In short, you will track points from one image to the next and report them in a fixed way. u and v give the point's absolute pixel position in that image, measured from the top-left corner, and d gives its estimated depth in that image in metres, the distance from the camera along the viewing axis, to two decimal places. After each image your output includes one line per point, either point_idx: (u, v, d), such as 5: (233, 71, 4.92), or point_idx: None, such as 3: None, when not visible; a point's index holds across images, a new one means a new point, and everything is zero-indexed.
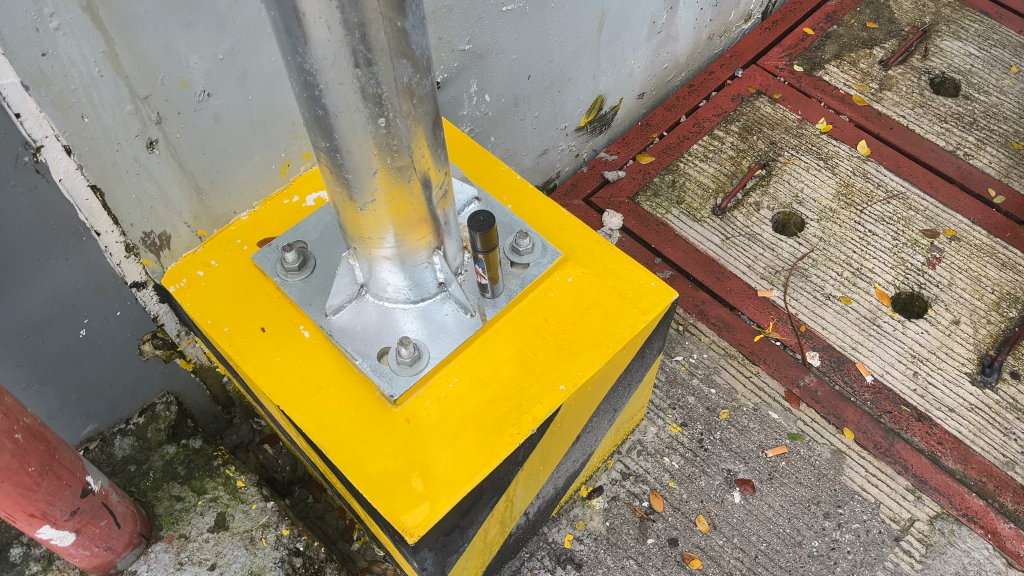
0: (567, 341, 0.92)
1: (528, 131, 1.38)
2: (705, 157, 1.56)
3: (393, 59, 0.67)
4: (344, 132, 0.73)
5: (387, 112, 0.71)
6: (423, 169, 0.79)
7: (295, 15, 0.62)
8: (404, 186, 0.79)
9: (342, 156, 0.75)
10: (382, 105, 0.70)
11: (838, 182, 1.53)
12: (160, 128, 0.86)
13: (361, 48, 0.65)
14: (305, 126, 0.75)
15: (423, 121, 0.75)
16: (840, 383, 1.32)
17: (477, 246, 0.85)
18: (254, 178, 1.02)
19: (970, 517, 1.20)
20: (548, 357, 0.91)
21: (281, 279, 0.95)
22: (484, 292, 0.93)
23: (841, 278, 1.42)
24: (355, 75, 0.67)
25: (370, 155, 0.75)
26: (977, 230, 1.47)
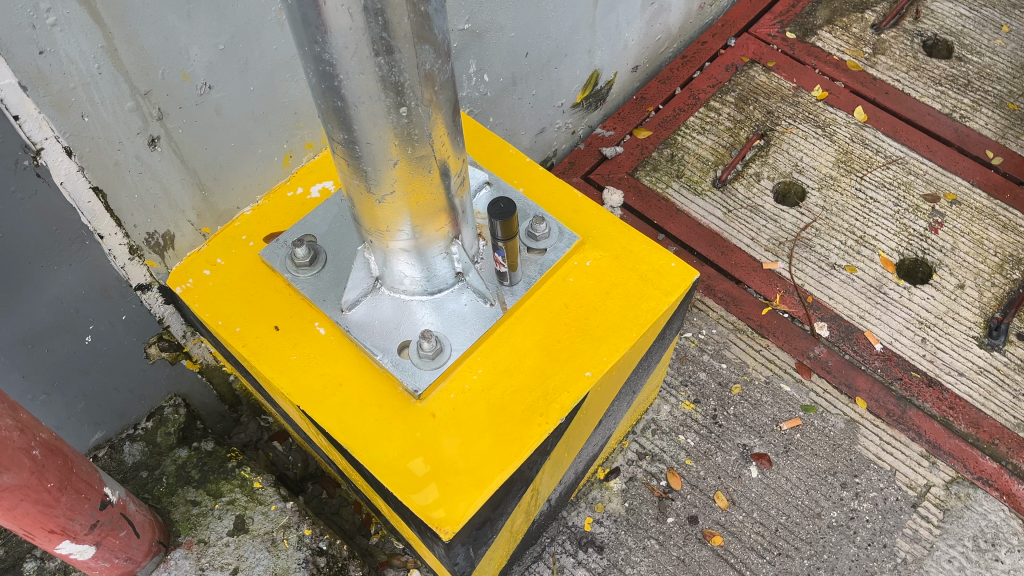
0: (590, 326, 0.91)
1: (526, 110, 1.35)
2: (702, 129, 1.55)
3: (415, 45, 0.64)
4: (363, 123, 0.70)
5: (409, 101, 0.69)
6: (441, 159, 0.77)
7: (315, 3, 0.59)
8: (423, 177, 0.77)
9: (360, 148, 0.73)
10: (403, 94, 0.68)
11: (837, 150, 1.52)
12: (162, 124, 0.82)
13: (383, 36, 0.62)
14: (321, 118, 0.72)
15: (442, 108, 0.73)
16: (850, 352, 1.31)
17: (497, 234, 0.83)
18: (257, 171, 0.99)
19: (985, 480, 1.21)
20: (572, 344, 0.90)
21: (292, 275, 0.92)
22: (502, 280, 0.91)
23: (845, 247, 1.41)
24: (376, 64, 0.64)
25: (390, 146, 0.72)
26: (977, 193, 1.47)
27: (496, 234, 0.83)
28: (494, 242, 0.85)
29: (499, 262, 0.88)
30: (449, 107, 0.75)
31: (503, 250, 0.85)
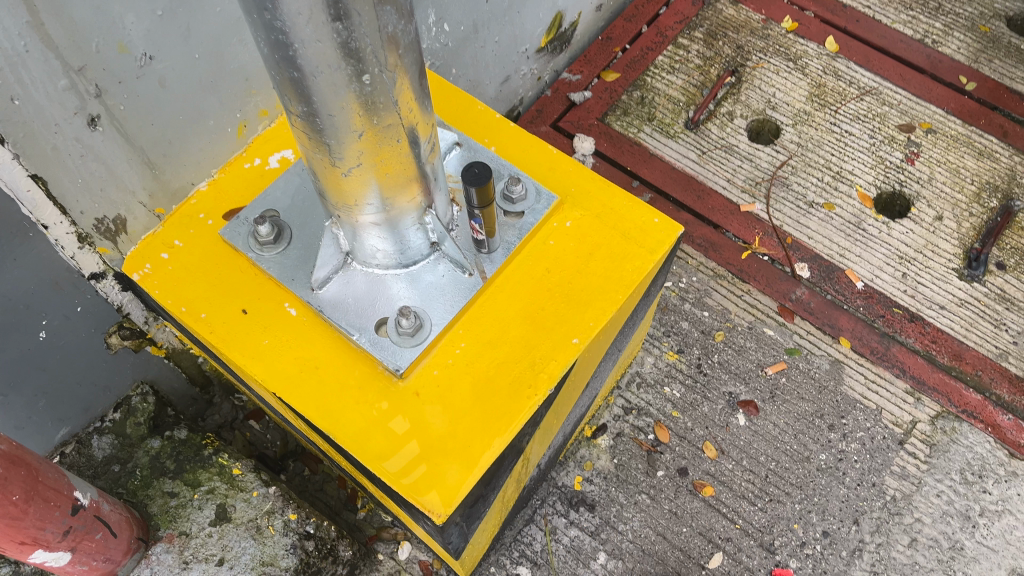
0: (574, 291, 0.87)
1: (489, 58, 1.29)
2: (672, 69, 1.50)
3: (375, 6, 0.59)
4: (323, 94, 0.64)
5: (372, 67, 0.63)
6: (412, 123, 0.72)
7: None
8: (395, 144, 0.72)
9: (321, 122, 0.67)
10: (364, 60, 0.62)
11: (810, 83, 1.48)
12: (101, 102, 0.76)
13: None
14: (276, 90, 0.66)
15: (406, 72, 0.67)
16: (831, 293, 1.30)
17: (473, 201, 0.79)
18: (210, 143, 0.92)
19: (970, 412, 1.21)
20: (557, 310, 0.86)
21: (256, 255, 0.87)
22: (479, 248, 0.87)
23: (822, 184, 1.39)
24: (333, 30, 0.58)
25: (354, 118, 0.67)
26: (952, 120, 1.44)
27: (472, 201, 0.78)
28: (470, 210, 0.80)
29: (476, 229, 0.83)
30: (415, 67, 0.69)
31: (480, 218, 0.81)
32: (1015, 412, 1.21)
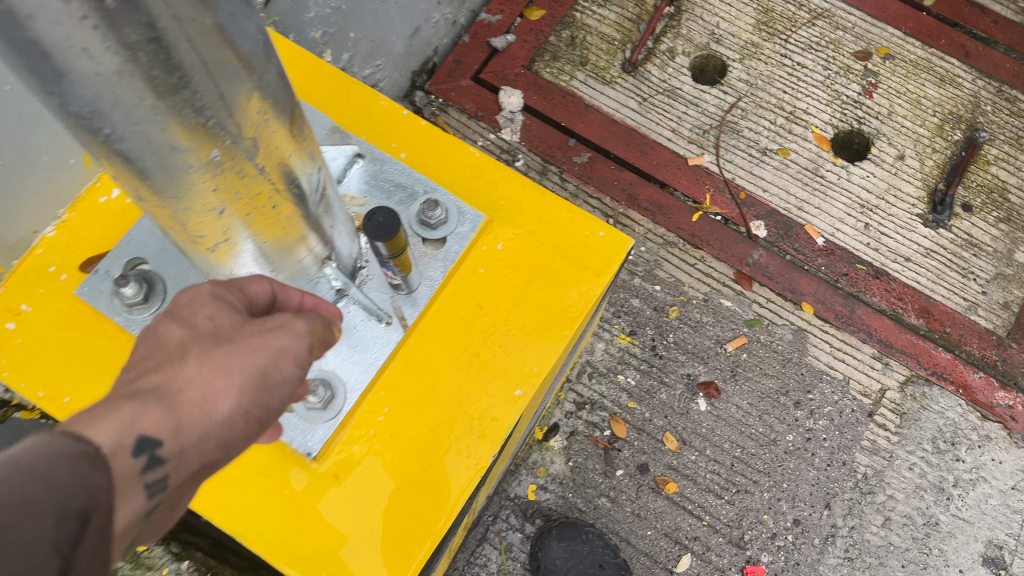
0: (512, 329, 0.74)
1: (393, 12, 1.10)
2: (603, 1, 1.32)
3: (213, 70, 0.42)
4: (164, 178, 0.47)
5: (227, 136, 0.47)
6: (292, 175, 0.56)
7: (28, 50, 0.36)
8: (274, 205, 0.56)
9: (169, 204, 0.50)
10: (212, 133, 0.46)
11: (757, 9, 1.33)
12: None
13: (159, 72, 0.40)
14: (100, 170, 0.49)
15: (275, 123, 0.51)
16: (791, 252, 1.19)
17: (381, 251, 0.64)
18: (50, 179, 0.76)
19: (940, 374, 1.13)
20: (493, 356, 0.73)
21: (126, 317, 0.70)
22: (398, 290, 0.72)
23: (775, 127, 1.25)
24: (159, 110, 0.42)
25: (212, 196, 0.50)
26: (910, 43, 1.31)
27: (379, 251, 0.64)
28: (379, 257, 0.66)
29: (391, 275, 0.69)
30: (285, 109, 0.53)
31: (393, 266, 0.67)
32: (986, 369, 1.14)
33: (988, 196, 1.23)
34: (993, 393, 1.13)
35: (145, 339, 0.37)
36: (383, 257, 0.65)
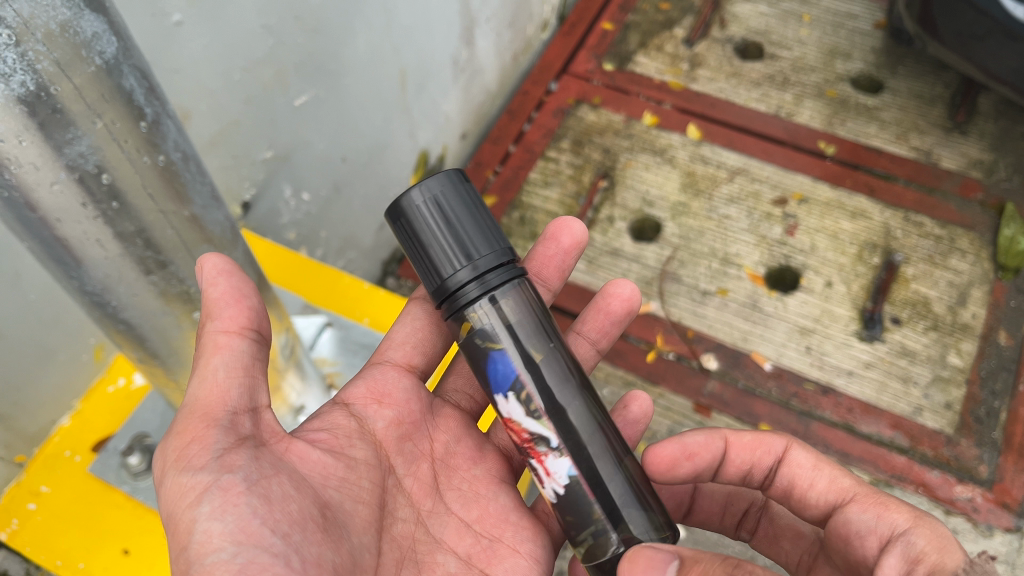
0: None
1: (359, 212, 1.27)
2: (546, 184, 1.51)
3: (35, 63, 0.41)
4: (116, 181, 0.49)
5: (117, 112, 0.47)
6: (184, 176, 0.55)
7: None
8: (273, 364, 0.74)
9: (122, 210, 0.51)
10: (66, 78, 0.43)
11: (681, 173, 1.51)
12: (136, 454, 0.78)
13: (32, 97, 0.42)
14: (69, 210, 0.49)
15: (151, 109, 0.50)
16: (743, 379, 1.29)
17: (516, 286, 0.66)
18: (66, 380, 0.85)
19: (898, 476, 1.20)
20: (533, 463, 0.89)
21: (130, 485, 0.82)
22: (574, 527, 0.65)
23: (712, 271, 1.39)
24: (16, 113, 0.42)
25: (141, 173, 0.51)
26: (820, 187, 1.49)
27: (512, 286, 0.66)
28: (473, 277, 0.65)
29: (540, 469, 0.64)
30: (239, 244, 0.66)
31: (538, 425, 0.63)
32: (942, 467, 1.20)
33: (913, 308, 1.34)
34: (951, 488, 1.19)
35: None
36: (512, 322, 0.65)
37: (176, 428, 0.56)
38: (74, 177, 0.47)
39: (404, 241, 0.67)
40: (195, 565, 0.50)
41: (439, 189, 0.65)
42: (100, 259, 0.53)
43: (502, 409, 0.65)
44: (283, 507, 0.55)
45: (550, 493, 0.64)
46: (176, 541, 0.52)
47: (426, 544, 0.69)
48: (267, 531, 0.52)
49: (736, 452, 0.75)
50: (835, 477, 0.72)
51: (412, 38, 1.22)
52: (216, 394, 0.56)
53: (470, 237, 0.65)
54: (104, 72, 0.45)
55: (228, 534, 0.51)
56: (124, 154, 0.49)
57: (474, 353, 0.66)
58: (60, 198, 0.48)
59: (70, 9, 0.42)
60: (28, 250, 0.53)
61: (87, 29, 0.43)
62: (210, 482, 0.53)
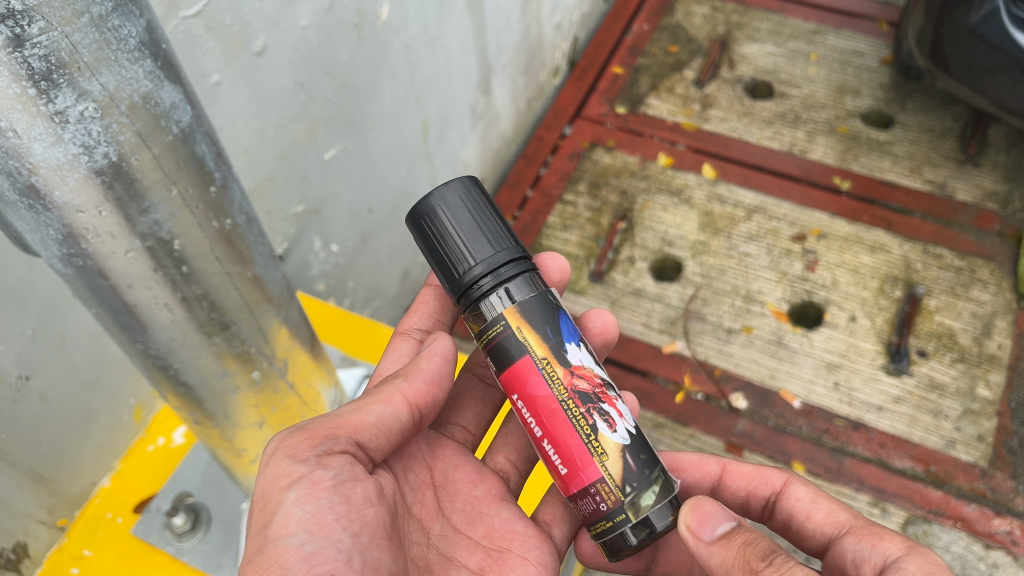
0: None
1: (384, 261, 1.28)
2: (565, 227, 1.51)
3: (117, 136, 0.42)
4: (186, 247, 0.50)
5: (189, 180, 0.48)
6: (245, 237, 0.56)
7: (45, 189, 0.42)
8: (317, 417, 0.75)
9: (191, 276, 0.51)
10: (147, 148, 0.44)
11: (699, 213, 1.52)
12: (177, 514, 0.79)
13: (112, 169, 0.43)
14: (141, 278, 0.49)
15: (217, 176, 0.51)
16: (773, 417, 1.28)
17: (528, 281, 0.66)
18: (107, 440, 0.85)
19: (936, 511, 1.18)
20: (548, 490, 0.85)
21: (175, 547, 0.80)
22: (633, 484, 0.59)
23: (735, 309, 1.40)
24: (96, 184, 0.43)
25: (207, 238, 0.51)
26: (838, 222, 1.50)
27: (524, 281, 0.65)
28: (485, 271, 0.65)
29: (613, 412, 0.61)
30: (294, 302, 0.67)
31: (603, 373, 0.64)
32: (979, 500, 1.19)
33: (939, 340, 1.34)
34: (989, 522, 1.17)
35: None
36: (545, 297, 0.64)
37: (313, 426, 0.60)
38: (146, 245, 0.47)
39: (425, 242, 0.68)
40: (268, 544, 0.53)
41: (457, 194, 0.67)
42: (166, 323, 0.53)
43: (571, 357, 0.62)
44: (359, 512, 0.57)
45: (624, 435, 0.61)
46: (259, 516, 0.56)
47: (441, 563, 0.69)
48: (340, 527, 0.55)
49: (733, 479, 0.79)
50: (833, 510, 0.69)
51: (435, 89, 1.24)
52: (356, 417, 0.62)
53: (484, 235, 0.66)
54: (180, 140, 0.46)
55: (303, 522, 0.54)
56: (194, 220, 0.49)
57: (536, 311, 0.63)
58: (133, 266, 0.48)
59: (152, 80, 0.43)
60: (93, 317, 0.53)
61: (165, 100, 0.44)
62: (304, 473, 0.56)
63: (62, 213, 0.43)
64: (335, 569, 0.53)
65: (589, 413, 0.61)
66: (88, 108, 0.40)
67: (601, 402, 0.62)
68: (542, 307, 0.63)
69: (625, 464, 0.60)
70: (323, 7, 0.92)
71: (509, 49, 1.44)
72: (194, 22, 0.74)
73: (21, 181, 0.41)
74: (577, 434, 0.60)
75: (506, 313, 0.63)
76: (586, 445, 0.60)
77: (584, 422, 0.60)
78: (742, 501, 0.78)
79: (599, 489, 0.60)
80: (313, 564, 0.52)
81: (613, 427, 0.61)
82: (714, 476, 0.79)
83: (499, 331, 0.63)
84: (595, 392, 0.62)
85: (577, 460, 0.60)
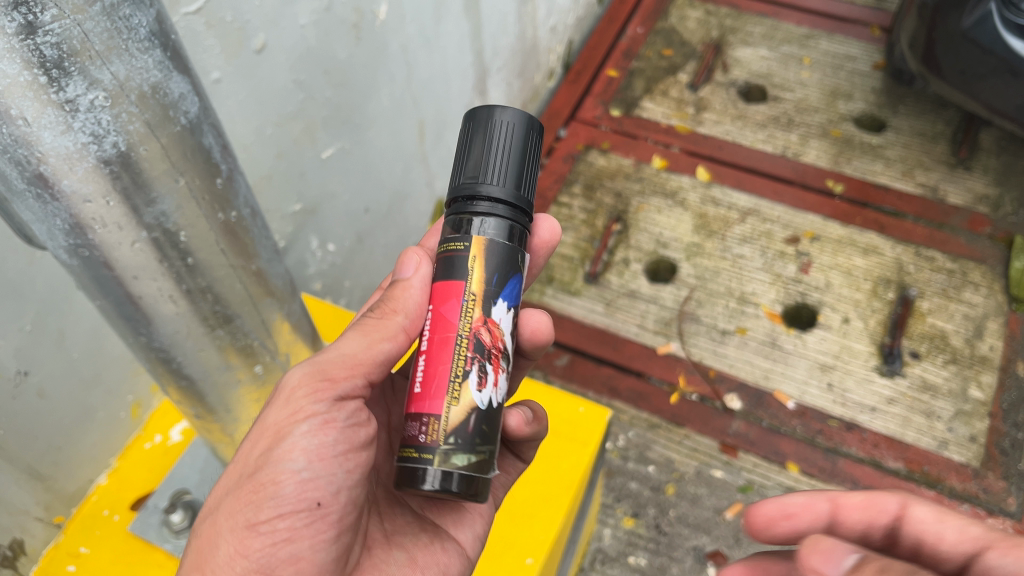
0: (557, 454, 0.87)
1: (380, 261, 1.28)
2: (560, 228, 1.52)
3: (127, 125, 0.42)
4: (190, 240, 0.50)
5: (196, 172, 0.48)
6: (248, 231, 0.56)
7: (53, 179, 0.42)
8: None
9: (195, 269, 0.52)
10: (155, 139, 0.44)
11: (693, 215, 1.53)
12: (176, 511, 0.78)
13: (120, 160, 0.43)
14: (146, 270, 0.49)
15: (223, 167, 0.51)
16: (767, 418, 1.29)
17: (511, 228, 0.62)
18: (105, 437, 0.85)
19: None
20: (553, 504, 0.83)
21: (173, 544, 0.79)
22: (467, 442, 0.58)
23: (729, 310, 1.40)
24: (103, 175, 0.43)
25: (211, 230, 0.51)
26: (831, 224, 1.51)
27: (505, 226, 0.62)
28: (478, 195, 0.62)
29: (490, 376, 0.60)
30: (296, 296, 0.67)
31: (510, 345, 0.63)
32: (971, 500, 1.20)
33: (931, 342, 1.35)
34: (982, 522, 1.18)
35: (235, 495, 0.56)
36: (516, 252, 0.62)
37: (333, 358, 0.61)
38: (152, 237, 0.47)
39: (463, 143, 0.65)
40: (270, 464, 0.56)
41: (508, 121, 0.64)
42: (170, 316, 0.53)
43: (495, 312, 0.61)
44: (357, 453, 0.60)
45: (483, 400, 0.60)
46: (263, 434, 0.59)
47: (388, 501, 0.70)
48: (339, 464, 0.59)
49: (847, 515, 0.68)
50: (966, 527, 0.62)
51: (431, 89, 1.24)
52: (367, 354, 0.63)
53: (499, 166, 0.63)
54: (188, 132, 0.46)
55: (307, 452, 0.57)
56: (200, 212, 0.50)
57: (496, 251, 0.61)
58: (138, 257, 0.48)
59: (162, 70, 0.43)
60: (97, 309, 0.53)
61: (174, 91, 0.44)
62: (322, 413, 0.58)
63: (69, 203, 0.43)
64: (323, 501, 0.57)
65: (471, 362, 0.60)
66: (98, 97, 0.40)
67: (488, 363, 0.60)
68: (506, 252, 0.61)
69: (464, 420, 0.59)
70: (322, 6, 0.92)
71: (505, 51, 1.44)
72: (195, 18, 0.74)
73: (29, 170, 0.41)
74: (449, 368, 0.59)
75: (474, 239, 0.61)
76: (448, 383, 0.59)
77: (461, 366, 0.60)
78: (860, 535, 0.68)
79: (431, 423, 0.59)
80: (305, 497, 0.56)
81: (481, 386, 0.60)
82: (825, 516, 0.67)
83: (458, 249, 0.61)
84: (490, 353, 0.61)
85: (433, 388, 0.59)
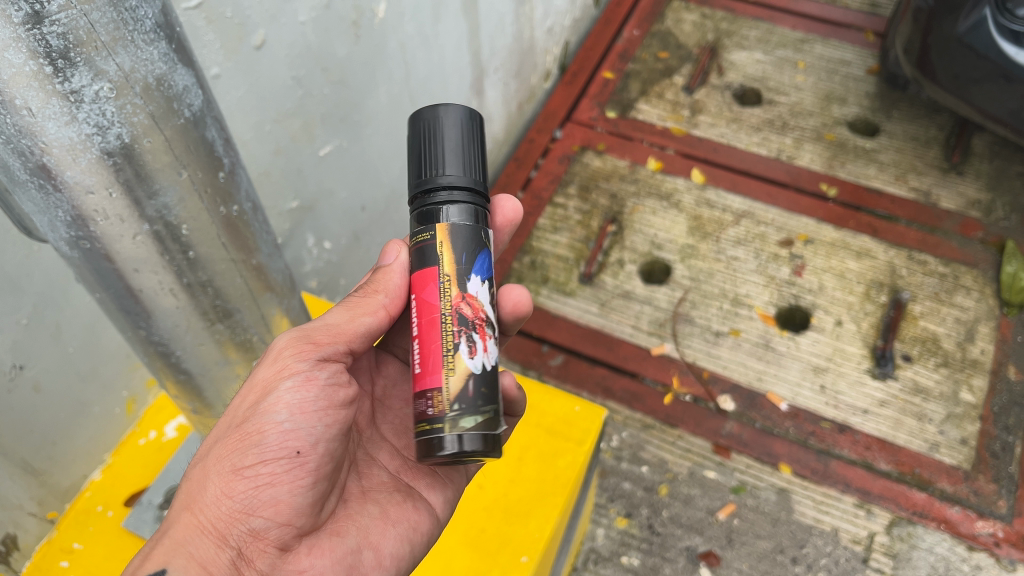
0: (552, 452, 0.87)
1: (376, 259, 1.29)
2: (555, 229, 1.52)
3: (130, 117, 0.42)
4: (191, 233, 0.50)
5: (199, 165, 0.48)
6: (249, 225, 0.56)
7: (55, 169, 0.42)
8: None
9: (196, 262, 0.52)
10: (159, 131, 0.44)
11: (688, 217, 1.54)
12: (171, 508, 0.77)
13: (122, 151, 0.43)
14: (146, 262, 0.49)
15: (225, 160, 0.51)
16: (760, 420, 1.29)
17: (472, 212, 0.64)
18: (98, 432, 0.85)
19: (920, 513, 1.19)
20: (546, 501, 0.83)
21: None
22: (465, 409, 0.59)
23: (723, 312, 1.41)
24: (106, 166, 0.43)
25: (212, 222, 0.51)
26: (824, 228, 1.52)
27: (468, 210, 0.63)
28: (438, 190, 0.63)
29: (479, 342, 0.61)
30: (295, 292, 0.67)
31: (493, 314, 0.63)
32: (962, 502, 1.20)
33: (923, 345, 1.36)
34: (973, 524, 1.19)
35: (222, 445, 0.58)
36: (480, 230, 0.63)
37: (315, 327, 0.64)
38: (154, 229, 0.47)
39: (412, 147, 0.66)
40: (255, 415, 0.59)
41: (445, 118, 0.65)
42: (170, 309, 0.53)
43: (471, 285, 0.62)
44: (338, 410, 0.62)
45: (477, 365, 0.60)
46: (252, 392, 0.61)
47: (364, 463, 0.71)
48: (319, 418, 0.60)
49: None
50: None
51: (429, 88, 1.24)
52: (347, 325, 0.65)
53: (450, 159, 0.64)
54: (191, 124, 0.46)
55: (291, 405, 0.59)
56: (202, 206, 0.50)
57: (461, 234, 0.62)
58: (140, 250, 0.48)
59: (167, 63, 0.43)
60: (96, 302, 0.53)
61: (178, 83, 0.44)
62: (304, 369, 0.60)
63: (72, 194, 0.43)
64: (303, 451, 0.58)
65: (458, 334, 0.61)
66: (103, 88, 0.40)
67: (475, 332, 0.61)
68: (469, 233, 0.62)
69: (462, 387, 0.60)
70: (321, 3, 0.92)
71: (502, 51, 1.45)
72: (194, 14, 0.74)
73: (33, 161, 0.41)
74: (441, 345, 0.61)
75: (435, 228, 0.62)
76: (442, 358, 0.60)
77: (451, 340, 0.61)
78: None
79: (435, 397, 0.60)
80: (286, 446, 0.58)
81: (472, 353, 0.61)
82: None
83: (426, 239, 0.63)
84: (474, 322, 0.61)
85: (428, 365, 0.60)
